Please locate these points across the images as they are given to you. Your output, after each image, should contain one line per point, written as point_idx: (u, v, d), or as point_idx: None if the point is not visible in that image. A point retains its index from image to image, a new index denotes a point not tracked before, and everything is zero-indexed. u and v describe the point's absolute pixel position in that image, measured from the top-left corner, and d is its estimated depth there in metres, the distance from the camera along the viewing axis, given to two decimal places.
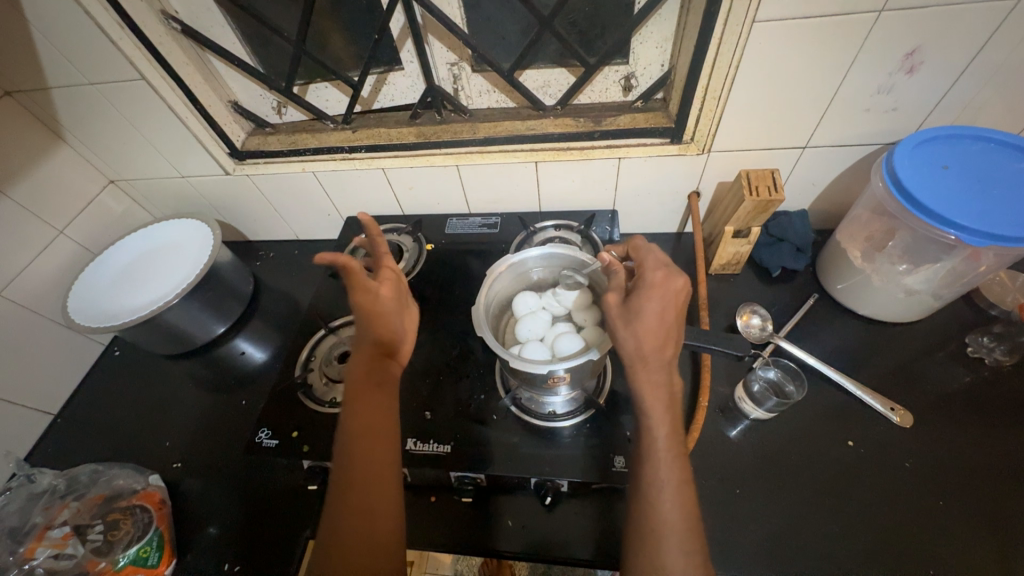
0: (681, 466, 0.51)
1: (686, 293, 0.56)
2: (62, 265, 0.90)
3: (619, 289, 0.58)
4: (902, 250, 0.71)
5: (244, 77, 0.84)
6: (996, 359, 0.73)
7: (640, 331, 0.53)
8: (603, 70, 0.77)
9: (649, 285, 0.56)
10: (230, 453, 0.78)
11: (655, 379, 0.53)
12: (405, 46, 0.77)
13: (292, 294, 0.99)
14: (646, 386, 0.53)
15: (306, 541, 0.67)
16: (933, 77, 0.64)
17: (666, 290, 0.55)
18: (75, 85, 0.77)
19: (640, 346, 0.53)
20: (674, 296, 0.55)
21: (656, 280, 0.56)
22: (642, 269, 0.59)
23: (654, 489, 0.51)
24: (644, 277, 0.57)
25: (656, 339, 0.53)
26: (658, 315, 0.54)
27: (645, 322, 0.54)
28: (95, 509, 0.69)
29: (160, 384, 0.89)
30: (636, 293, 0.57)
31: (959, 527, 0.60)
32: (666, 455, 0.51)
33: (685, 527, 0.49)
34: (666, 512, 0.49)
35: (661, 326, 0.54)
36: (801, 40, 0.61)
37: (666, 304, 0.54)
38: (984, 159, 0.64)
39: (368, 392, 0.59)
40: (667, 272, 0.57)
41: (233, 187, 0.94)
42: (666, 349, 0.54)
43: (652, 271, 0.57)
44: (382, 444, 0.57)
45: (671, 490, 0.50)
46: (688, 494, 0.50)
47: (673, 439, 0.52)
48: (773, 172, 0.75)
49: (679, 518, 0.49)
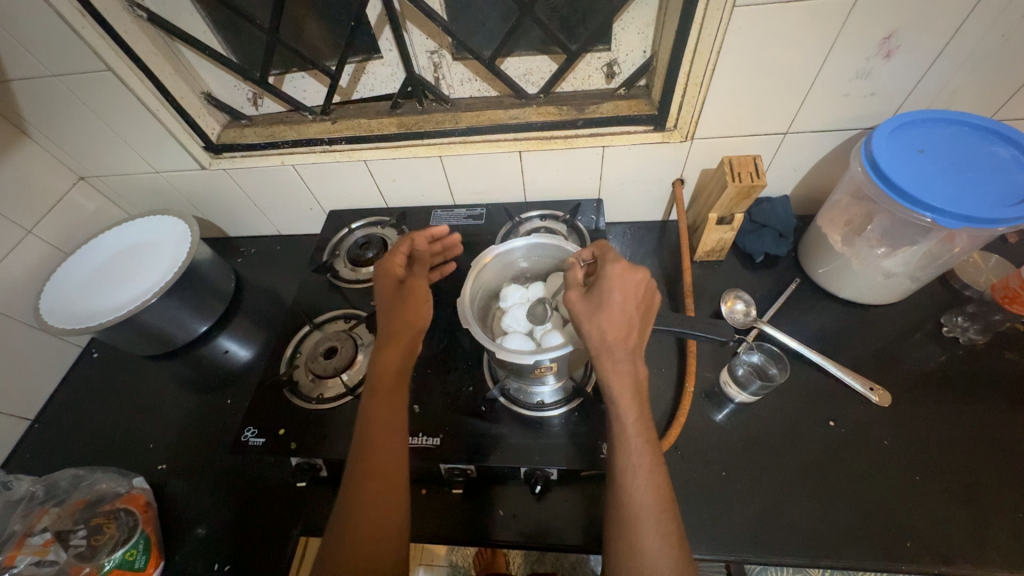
0: (651, 450, 0.52)
1: (645, 285, 0.57)
2: (32, 265, 0.87)
3: (578, 284, 0.59)
4: (880, 234, 0.72)
5: (217, 68, 0.81)
6: (970, 338, 0.75)
7: (604, 321, 0.54)
8: (586, 57, 0.76)
9: (608, 276, 0.57)
10: (217, 453, 0.77)
11: (621, 367, 0.54)
12: (384, 34, 0.75)
13: (276, 291, 0.97)
14: (612, 376, 0.54)
15: (297, 538, 0.67)
16: (910, 61, 0.65)
17: (625, 280, 0.57)
18: (37, 77, 0.73)
19: (604, 337, 0.54)
20: (634, 287, 0.57)
21: (616, 271, 0.57)
22: (603, 262, 0.60)
23: (628, 474, 0.51)
24: (603, 269, 0.58)
25: (620, 329, 0.54)
26: (621, 305, 0.55)
27: (609, 313, 0.55)
28: (77, 514, 0.67)
29: (141, 385, 0.87)
30: (596, 286, 0.57)
31: (935, 500, 0.62)
32: (636, 440, 0.52)
33: (659, 507, 0.49)
34: (639, 495, 0.50)
35: (623, 316, 0.55)
36: (782, 25, 0.61)
37: (627, 295, 0.56)
38: (957, 143, 0.65)
39: (384, 386, 0.61)
40: (628, 264, 0.58)
41: (210, 182, 0.91)
42: (631, 338, 0.55)
43: (611, 263, 0.58)
44: (399, 440, 0.58)
45: (643, 476, 0.51)
46: (660, 476, 0.51)
47: (642, 425, 0.53)
48: (756, 159, 0.76)
49: (653, 501, 0.50)
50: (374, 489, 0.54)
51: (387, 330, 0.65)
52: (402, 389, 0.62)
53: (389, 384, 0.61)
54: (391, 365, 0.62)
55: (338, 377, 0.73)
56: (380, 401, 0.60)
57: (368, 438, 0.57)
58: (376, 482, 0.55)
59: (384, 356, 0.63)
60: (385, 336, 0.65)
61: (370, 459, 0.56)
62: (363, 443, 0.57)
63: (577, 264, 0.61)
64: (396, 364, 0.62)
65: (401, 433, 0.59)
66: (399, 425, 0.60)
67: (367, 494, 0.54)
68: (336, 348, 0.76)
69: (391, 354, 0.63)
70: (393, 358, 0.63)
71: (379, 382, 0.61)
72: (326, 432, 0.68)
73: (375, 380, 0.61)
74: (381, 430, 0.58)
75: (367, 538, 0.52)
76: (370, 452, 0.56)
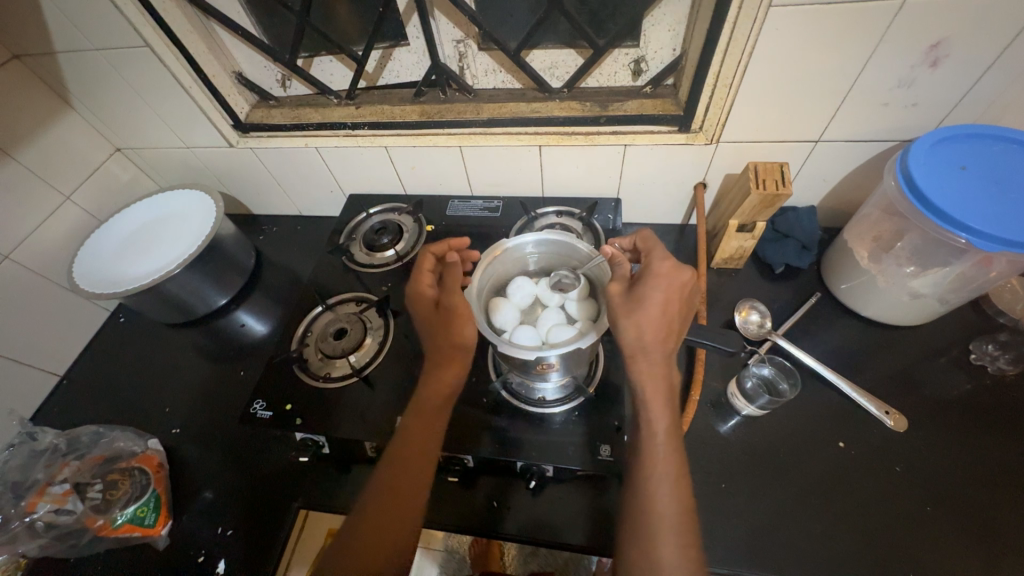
0: (678, 458, 0.52)
1: (689, 287, 0.57)
2: (68, 230, 0.91)
3: (624, 279, 0.59)
4: (910, 252, 0.69)
5: (249, 48, 0.83)
6: (999, 368, 0.71)
7: (642, 320, 0.54)
8: (613, 53, 0.75)
9: (653, 275, 0.57)
10: (227, 422, 0.80)
11: (656, 372, 0.54)
12: (412, 21, 0.76)
13: (295, 270, 1.00)
14: (647, 378, 0.54)
15: (297, 511, 0.69)
16: (957, 72, 0.61)
17: (672, 282, 0.56)
18: (81, 50, 0.76)
19: (641, 336, 0.54)
20: (680, 289, 0.56)
21: (663, 270, 0.57)
22: (650, 259, 0.60)
23: (651, 481, 0.51)
24: (651, 267, 0.58)
25: (657, 330, 0.54)
26: (662, 305, 0.55)
27: (648, 312, 0.54)
28: (95, 468, 0.71)
29: (161, 352, 0.91)
30: (640, 283, 0.57)
31: (944, 533, 0.60)
32: (664, 447, 0.52)
33: (680, 518, 0.50)
34: (663, 503, 0.50)
35: (662, 317, 0.54)
36: (821, 27, 0.58)
37: (670, 295, 0.56)
38: (1005, 162, 0.62)
39: (430, 403, 0.62)
40: (674, 264, 0.58)
41: (237, 160, 0.94)
42: (667, 340, 0.55)
43: (658, 262, 0.58)
44: (433, 450, 0.59)
45: (667, 485, 0.51)
46: (683, 486, 0.51)
47: (671, 433, 0.53)
48: (783, 166, 0.73)
49: (675, 510, 0.50)
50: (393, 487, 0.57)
51: (438, 345, 0.64)
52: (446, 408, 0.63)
53: (436, 403, 0.62)
54: (440, 386, 0.63)
55: (346, 358, 0.75)
56: (423, 416, 0.61)
57: (406, 445, 0.59)
58: (400, 493, 0.57)
59: (440, 373, 0.63)
60: (437, 351, 0.63)
61: (401, 468, 0.58)
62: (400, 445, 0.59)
63: (622, 259, 0.61)
64: (447, 388, 0.63)
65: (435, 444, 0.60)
66: (433, 440, 0.60)
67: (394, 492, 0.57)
68: (346, 329, 0.78)
69: (443, 377, 0.63)
70: (449, 374, 0.63)
71: (425, 398, 0.62)
72: (331, 411, 0.70)
73: (425, 394, 0.62)
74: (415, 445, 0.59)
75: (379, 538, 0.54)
76: (404, 455, 0.58)
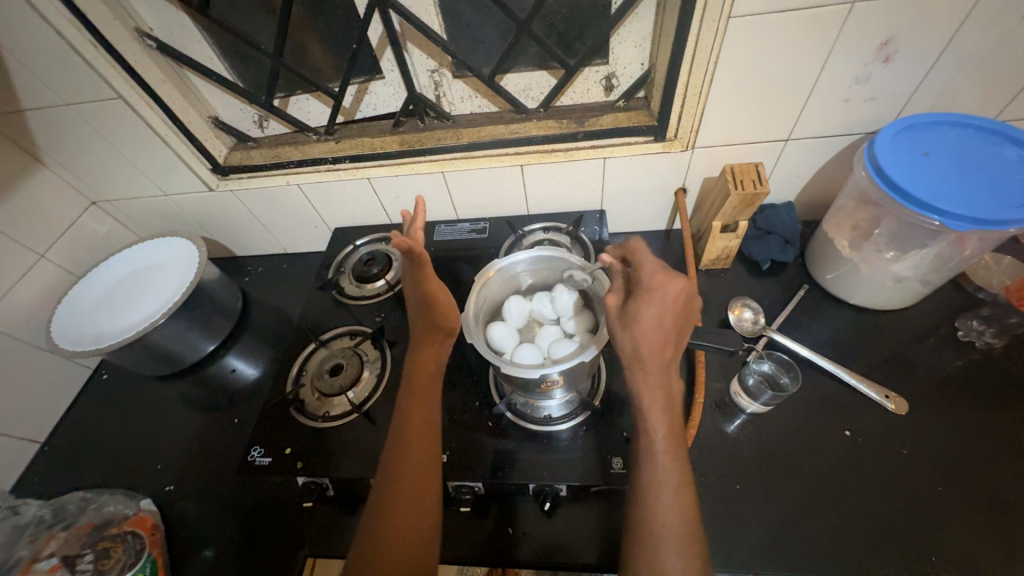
0: (681, 465, 0.52)
1: (685, 296, 0.54)
2: (43, 290, 0.88)
3: (622, 289, 0.58)
4: (888, 238, 0.71)
5: (224, 92, 0.83)
6: (987, 342, 0.73)
7: (638, 335, 0.54)
8: (584, 71, 0.77)
9: (645, 289, 0.54)
10: (223, 473, 0.76)
11: (652, 381, 0.54)
12: (385, 55, 0.77)
13: (283, 310, 0.98)
14: (643, 388, 0.54)
15: (304, 560, 0.66)
16: (908, 66, 0.65)
17: (665, 295, 0.54)
18: (52, 106, 0.76)
19: (638, 349, 0.54)
20: (674, 301, 0.54)
21: (655, 283, 0.54)
22: (640, 268, 0.55)
23: (652, 492, 0.50)
24: (642, 279, 0.55)
25: (655, 342, 0.54)
26: (657, 320, 0.54)
27: (643, 329, 0.53)
28: (84, 538, 0.67)
29: (149, 406, 0.88)
30: (635, 295, 0.55)
31: (958, 511, 0.60)
32: (664, 456, 0.52)
33: (684, 528, 0.48)
34: (665, 512, 0.49)
35: (659, 331, 0.54)
36: (779, 32, 0.61)
37: (665, 310, 0.54)
38: (963, 145, 0.65)
39: (419, 379, 0.64)
40: (666, 273, 0.54)
41: (218, 204, 0.93)
42: (665, 352, 0.54)
43: (648, 272, 0.55)
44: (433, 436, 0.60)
45: (669, 495, 0.50)
46: (686, 495, 0.50)
47: (672, 441, 0.53)
48: (758, 166, 0.75)
49: (678, 520, 0.49)
50: (407, 482, 0.55)
51: (419, 320, 0.66)
52: (437, 383, 0.65)
53: (426, 378, 0.64)
54: (425, 359, 0.65)
55: (344, 395, 0.73)
56: (415, 395, 0.62)
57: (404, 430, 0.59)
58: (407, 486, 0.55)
59: (421, 349, 0.66)
60: (419, 328, 0.66)
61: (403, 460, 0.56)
62: (397, 444, 0.58)
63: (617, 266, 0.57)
64: (433, 358, 0.66)
65: (433, 430, 0.60)
66: (429, 423, 0.61)
67: (401, 494, 0.54)
68: (342, 365, 0.76)
69: (426, 349, 0.66)
70: (429, 350, 0.66)
71: (415, 374, 0.64)
72: (332, 451, 0.67)
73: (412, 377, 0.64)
74: (416, 431, 0.59)
75: (400, 542, 0.51)
76: (403, 449, 0.57)
